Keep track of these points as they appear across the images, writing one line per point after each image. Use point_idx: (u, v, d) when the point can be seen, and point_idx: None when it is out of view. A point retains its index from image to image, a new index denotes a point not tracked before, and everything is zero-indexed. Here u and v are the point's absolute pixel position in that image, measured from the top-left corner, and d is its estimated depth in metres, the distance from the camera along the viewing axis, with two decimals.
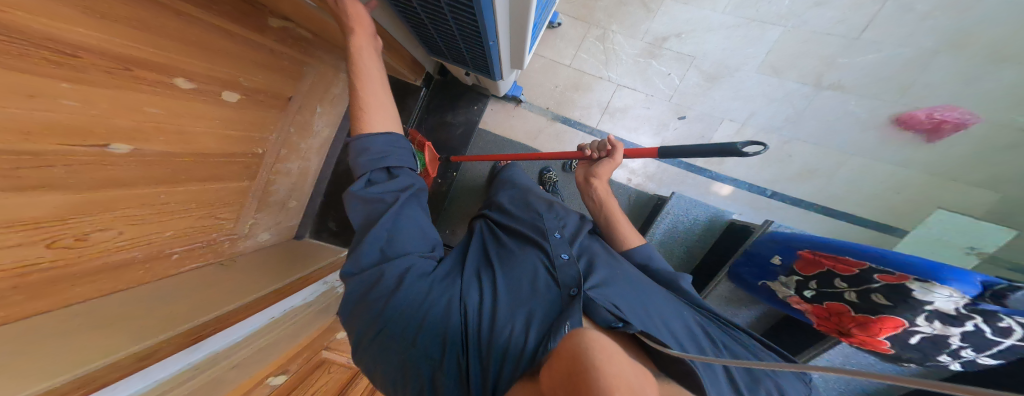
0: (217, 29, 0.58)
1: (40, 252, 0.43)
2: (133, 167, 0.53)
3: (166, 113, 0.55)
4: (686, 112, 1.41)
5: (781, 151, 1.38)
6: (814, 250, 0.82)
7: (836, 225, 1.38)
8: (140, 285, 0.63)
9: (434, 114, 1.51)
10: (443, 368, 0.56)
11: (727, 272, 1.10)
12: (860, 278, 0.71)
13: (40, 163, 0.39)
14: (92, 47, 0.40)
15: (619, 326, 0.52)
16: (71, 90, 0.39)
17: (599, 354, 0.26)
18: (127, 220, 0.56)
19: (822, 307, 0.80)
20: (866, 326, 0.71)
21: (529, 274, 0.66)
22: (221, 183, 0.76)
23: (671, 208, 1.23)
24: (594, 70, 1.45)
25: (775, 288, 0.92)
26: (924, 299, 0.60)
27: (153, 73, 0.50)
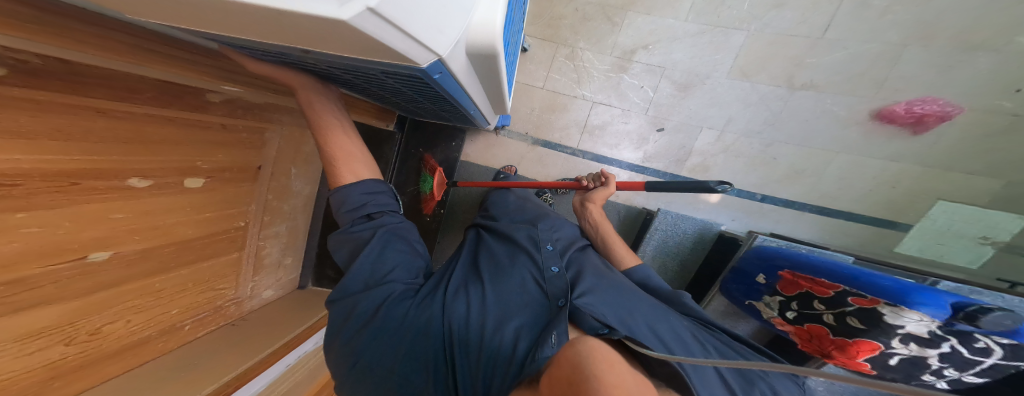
0: (160, 117, 0.53)
1: (60, 351, 0.46)
2: (115, 269, 0.52)
3: (135, 215, 0.54)
4: (664, 124, 1.36)
5: (764, 155, 1.33)
6: (794, 270, 0.89)
7: (833, 222, 1.34)
8: (162, 355, 0.65)
9: (411, 155, 1.46)
10: (428, 386, 0.58)
11: (719, 288, 1.14)
12: (835, 300, 0.78)
13: (25, 287, 0.39)
14: (28, 172, 0.36)
15: (606, 332, 0.52)
16: (25, 218, 0.38)
17: (598, 362, 0.30)
18: (127, 312, 0.57)
19: (804, 329, 0.87)
20: (845, 348, 0.77)
21: (517, 285, 0.67)
22: (214, 259, 0.75)
23: (659, 224, 1.29)
24: (568, 89, 1.39)
25: (760, 308, 0.98)
26: (896, 323, 0.66)
27: (102, 180, 0.47)
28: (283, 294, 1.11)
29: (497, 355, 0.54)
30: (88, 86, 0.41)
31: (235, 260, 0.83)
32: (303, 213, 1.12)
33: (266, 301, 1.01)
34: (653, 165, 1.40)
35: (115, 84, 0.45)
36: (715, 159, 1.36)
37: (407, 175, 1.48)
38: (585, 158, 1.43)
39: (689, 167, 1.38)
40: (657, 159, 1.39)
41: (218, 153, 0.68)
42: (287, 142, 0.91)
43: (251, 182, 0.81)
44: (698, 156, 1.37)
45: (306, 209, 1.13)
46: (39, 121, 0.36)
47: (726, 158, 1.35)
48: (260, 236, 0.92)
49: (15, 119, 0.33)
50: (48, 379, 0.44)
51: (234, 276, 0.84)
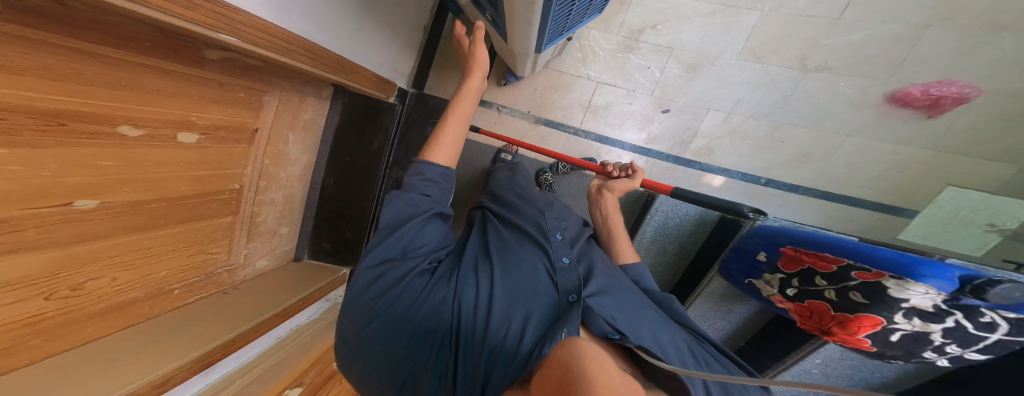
0: (155, 68, 0.52)
1: (39, 305, 0.44)
2: (105, 220, 0.51)
3: (124, 164, 0.52)
4: (669, 105, 1.38)
5: (771, 137, 1.36)
6: (796, 246, 0.87)
7: (836, 208, 1.39)
8: (148, 320, 0.63)
9: (413, 129, 1.41)
10: (427, 366, 0.55)
11: (718, 269, 1.16)
12: (838, 275, 0.77)
13: (11, 228, 0.37)
14: (17, 107, 0.35)
15: (616, 338, 0.50)
16: (11, 154, 0.35)
17: (590, 363, 0.26)
18: (114, 269, 0.55)
19: (804, 306, 0.88)
20: (846, 324, 0.79)
21: (529, 273, 0.63)
22: (205, 221, 0.74)
23: (659, 205, 1.27)
24: (572, 68, 1.40)
25: (760, 286, 1.00)
26: (901, 296, 0.66)
27: (92, 125, 0.45)
28: (282, 265, 1.10)
29: (501, 349, 0.50)
30: (82, 29, 0.40)
31: (230, 223, 0.82)
32: (300, 182, 1.09)
33: (260, 272, 0.98)
34: (656, 147, 1.41)
35: (110, 31, 0.44)
36: (721, 142, 1.39)
37: (407, 149, 1.42)
38: (587, 138, 1.43)
39: (693, 150, 1.40)
40: (661, 141, 1.41)
41: (215, 109, 0.67)
42: (286, 107, 0.89)
43: (247, 144, 0.80)
44: (704, 138, 1.39)
45: (304, 178, 1.11)
46: (31, 58, 0.35)
47: (731, 141, 1.38)
48: (257, 201, 0.90)
49: (9, 44, 0.32)
50: (27, 334, 0.42)
51: (227, 240, 0.82)
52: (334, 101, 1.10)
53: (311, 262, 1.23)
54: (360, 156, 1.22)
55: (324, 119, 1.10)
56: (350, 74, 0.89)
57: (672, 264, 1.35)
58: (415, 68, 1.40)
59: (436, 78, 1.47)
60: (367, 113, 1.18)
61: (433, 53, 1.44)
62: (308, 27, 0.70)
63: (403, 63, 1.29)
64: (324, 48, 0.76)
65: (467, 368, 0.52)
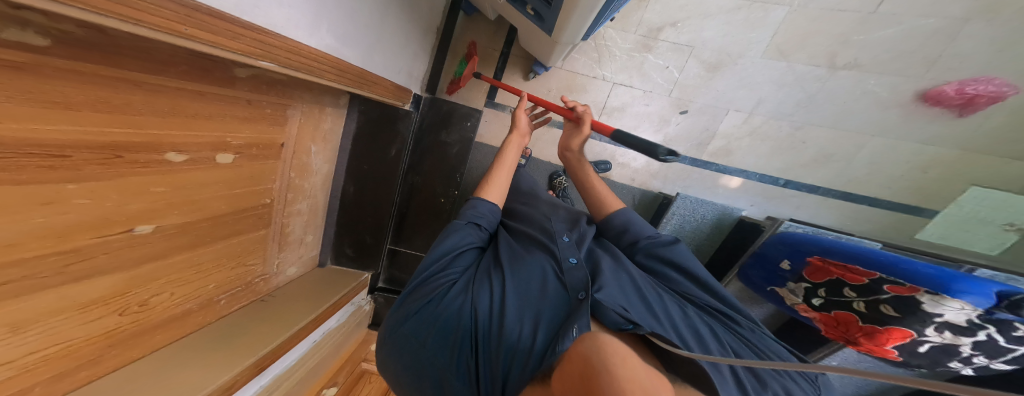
0: (193, 91, 0.55)
1: (115, 320, 0.52)
2: (160, 242, 0.56)
3: (174, 189, 0.56)
4: (687, 106, 1.35)
5: (793, 138, 1.34)
6: (824, 257, 0.94)
7: (855, 208, 1.39)
8: (202, 328, 0.71)
9: (427, 135, 1.35)
10: (451, 366, 0.59)
11: (736, 272, 1.27)
12: (869, 288, 0.84)
13: (84, 256, 0.44)
14: (76, 143, 0.39)
15: (630, 327, 0.53)
16: (78, 189, 0.41)
17: (612, 357, 0.29)
18: (171, 285, 0.61)
19: (831, 316, 0.96)
20: (873, 335, 0.87)
21: (537, 276, 0.66)
22: (244, 235, 0.79)
23: (678, 208, 1.29)
24: (587, 69, 1.36)
25: (784, 294, 1.09)
26: (935, 311, 0.73)
27: (144, 154, 0.49)
28: (308, 271, 1.16)
29: (518, 347, 0.53)
30: (128, 60, 0.42)
31: (263, 236, 0.87)
32: (322, 190, 1.12)
33: (291, 278, 1.05)
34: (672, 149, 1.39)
35: (156, 57, 0.46)
36: (740, 143, 1.37)
37: (420, 155, 1.35)
38: (602, 140, 1.41)
39: (710, 151, 1.39)
40: (677, 143, 1.39)
41: (246, 128, 0.70)
42: (308, 118, 0.91)
43: (275, 159, 0.83)
44: (722, 139, 1.37)
45: (325, 186, 1.14)
46: (81, 91, 0.37)
47: (750, 142, 1.36)
48: (286, 213, 0.95)
49: (53, 91, 0.34)
50: (106, 347, 0.51)
51: (262, 251, 0.88)
52: (350, 109, 1.11)
53: (334, 267, 1.30)
54: (378, 164, 1.22)
55: (342, 127, 1.12)
56: (371, 85, 0.85)
57: None
58: (428, 72, 1.38)
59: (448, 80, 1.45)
60: (383, 122, 1.18)
61: (445, 57, 1.42)
62: (334, 45, 0.66)
63: (419, 66, 1.28)
64: (353, 64, 0.74)
65: (489, 368, 0.56)
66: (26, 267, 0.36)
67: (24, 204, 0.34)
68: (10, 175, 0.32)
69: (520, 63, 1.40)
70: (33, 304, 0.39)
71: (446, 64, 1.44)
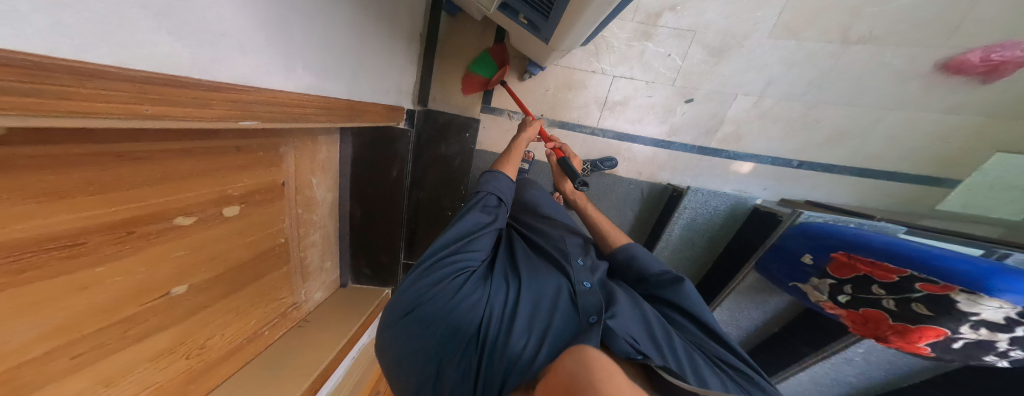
0: (178, 150, 0.50)
1: (185, 363, 0.61)
2: (195, 297, 0.60)
3: (192, 250, 0.58)
4: (693, 94, 1.31)
5: (807, 117, 1.33)
6: (849, 252, 0.85)
7: (870, 184, 1.40)
8: (256, 356, 0.80)
9: (427, 150, 1.32)
10: (455, 357, 0.58)
11: (754, 264, 1.13)
12: (900, 286, 0.77)
13: (130, 324, 0.49)
14: (88, 232, 0.40)
15: (639, 358, 0.52)
16: (108, 269, 0.44)
17: (601, 375, 0.33)
18: (219, 327, 0.68)
19: (859, 314, 0.87)
20: (905, 333, 0.80)
21: (550, 294, 0.65)
22: (269, 272, 0.82)
23: (688, 204, 1.27)
24: (585, 63, 1.29)
25: (807, 291, 0.97)
26: (971, 310, 0.68)
27: (149, 225, 0.48)
28: (331, 293, 1.19)
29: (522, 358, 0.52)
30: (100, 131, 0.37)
31: (286, 272, 0.89)
32: (331, 220, 1.10)
33: (319, 302, 1.10)
34: (679, 139, 1.38)
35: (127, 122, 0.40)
36: (750, 126, 1.36)
37: (422, 171, 1.33)
38: (605, 136, 1.39)
39: (720, 138, 1.37)
40: (684, 132, 1.37)
41: (244, 176, 0.67)
42: (303, 151, 0.86)
43: (281, 199, 0.81)
44: (730, 125, 1.36)
45: (333, 216, 1.12)
46: (76, 178, 0.37)
47: (761, 126, 1.35)
48: (302, 247, 0.96)
49: (39, 184, 0.33)
50: (187, 383, 0.61)
51: (289, 285, 0.92)
52: (344, 133, 1.04)
53: (355, 287, 1.31)
54: (381, 185, 1.18)
55: (338, 151, 1.06)
56: (361, 115, 0.81)
57: (699, 257, 1.38)
58: (416, 83, 1.28)
59: (440, 87, 1.34)
60: (381, 142, 1.13)
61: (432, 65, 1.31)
62: (315, 80, 0.60)
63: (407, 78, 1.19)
64: (337, 97, 0.69)
65: (491, 368, 0.55)
66: (88, 341, 0.43)
67: (63, 291, 0.38)
68: (32, 273, 0.34)
69: (513, 62, 1.32)
70: (108, 365, 0.47)
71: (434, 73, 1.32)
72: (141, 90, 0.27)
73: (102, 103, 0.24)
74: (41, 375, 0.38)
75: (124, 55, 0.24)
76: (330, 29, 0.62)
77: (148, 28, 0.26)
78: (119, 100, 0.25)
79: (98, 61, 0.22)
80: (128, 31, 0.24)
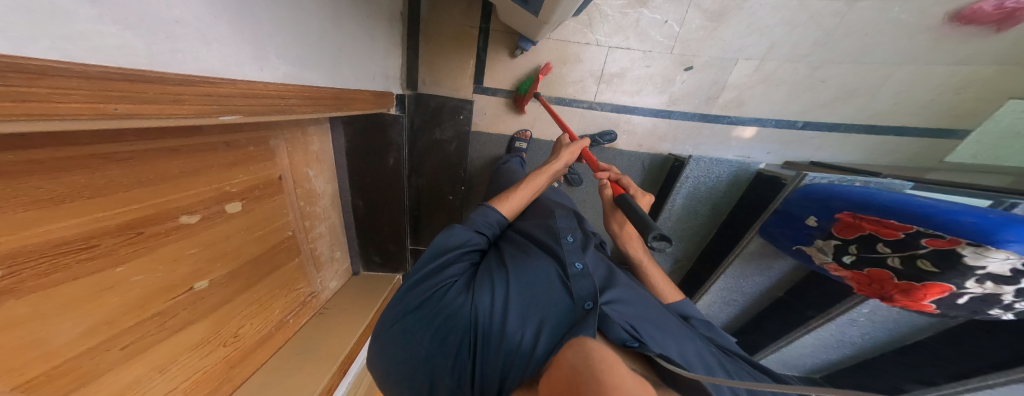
0: (165, 149, 0.49)
1: (223, 350, 0.66)
2: (218, 291, 0.64)
3: (205, 247, 0.59)
4: (692, 62, 1.25)
5: (813, 78, 1.26)
6: (854, 212, 0.82)
7: (880, 140, 1.36)
8: (286, 343, 0.85)
9: (422, 135, 1.30)
10: (449, 368, 0.53)
11: (758, 229, 1.10)
12: (906, 243, 0.73)
13: (165, 318, 0.53)
14: (95, 233, 0.41)
15: (636, 346, 0.48)
16: (128, 268, 0.46)
17: (601, 366, 0.33)
18: (248, 317, 0.73)
19: (864, 274, 0.85)
20: (910, 292, 0.77)
21: (542, 281, 0.60)
22: (283, 266, 0.84)
23: (690, 173, 1.23)
24: (578, 35, 1.23)
25: (812, 253, 0.96)
26: (976, 264, 0.64)
27: (158, 224, 0.49)
28: (346, 282, 1.23)
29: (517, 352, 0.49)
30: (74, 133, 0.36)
31: (298, 264, 0.91)
32: (333, 211, 1.11)
33: (336, 290, 1.14)
34: (679, 108, 1.33)
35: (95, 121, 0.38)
36: (753, 92, 1.30)
37: (421, 156, 1.32)
38: (603, 110, 1.34)
39: (721, 105, 1.33)
40: (684, 101, 1.32)
41: (239, 173, 0.66)
42: (292, 144, 0.84)
43: (280, 193, 0.81)
44: (732, 91, 1.30)
45: (336, 206, 1.12)
46: (65, 182, 0.36)
47: (764, 89, 1.29)
48: (310, 239, 0.97)
49: (33, 189, 0.33)
50: (228, 368, 0.68)
51: (304, 276, 0.95)
52: (333, 121, 1.01)
53: (367, 274, 1.35)
54: (380, 176, 1.16)
55: (331, 143, 1.04)
56: (349, 103, 0.79)
57: (704, 225, 1.37)
58: (403, 68, 1.25)
59: (428, 70, 1.29)
60: (373, 130, 1.09)
61: (417, 47, 1.25)
62: (291, 70, 0.57)
63: (392, 63, 1.15)
64: (319, 86, 0.68)
65: (487, 373, 0.50)
66: (132, 335, 0.48)
67: (91, 292, 0.42)
68: (60, 275, 0.37)
69: (502, 38, 1.26)
70: (157, 353, 0.53)
71: (421, 53, 1.27)
72: (98, 85, 0.25)
73: (61, 104, 0.22)
74: (95, 365, 0.44)
75: (68, 48, 0.22)
76: (301, 17, 0.59)
77: (90, 18, 0.23)
78: (80, 100, 0.24)
79: (38, 55, 0.20)
80: (65, 20, 0.21)
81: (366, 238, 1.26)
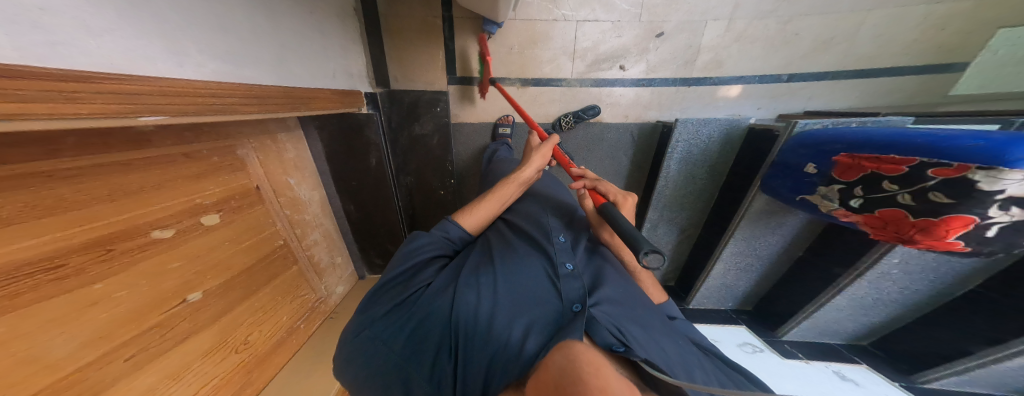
0: (114, 163, 0.45)
1: (236, 356, 0.68)
2: (216, 301, 0.63)
3: (190, 260, 0.58)
4: (662, 27, 1.21)
5: (785, 32, 1.21)
6: (853, 152, 0.69)
7: (875, 85, 1.27)
8: (301, 347, 0.88)
9: (401, 132, 1.20)
10: (428, 368, 0.52)
11: (760, 184, 0.97)
12: (911, 177, 0.59)
13: (167, 327, 0.54)
14: (56, 254, 0.39)
15: (621, 350, 0.47)
16: (110, 285, 0.45)
17: (585, 367, 0.35)
18: (256, 324, 0.74)
19: (875, 217, 0.68)
20: (929, 231, 0.60)
21: (531, 282, 0.61)
22: (281, 274, 0.84)
23: (678, 137, 1.13)
24: (544, 13, 1.18)
25: (815, 201, 0.81)
26: (991, 189, 0.50)
27: (128, 240, 0.47)
28: (351, 286, 1.24)
29: (503, 352, 0.49)
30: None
31: (298, 271, 0.91)
32: (327, 218, 1.09)
33: (343, 295, 1.16)
34: (659, 75, 1.27)
35: (25, 136, 0.35)
36: (729, 52, 1.25)
37: (403, 156, 1.23)
38: (583, 85, 1.28)
39: (700, 67, 1.27)
40: (663, 68, 1.26)
41: (209, 184, 0.62)
42: (265, 154, 0.80)
43: (261, 203, 0.78)
44: (708, 52, 1.25)
45: (328, 213, 1.10)
46: (13, 201, 0.34)
47: (740, 48, 1.24)
48: (305, 247, 0.96)
49: None
50: (247, 372, 0.71)
51: (306, 282, 0.95)
52: (306, 127, 0.96)
53: (373, 276, 1.36)
54: (365, 176, 1.11)
55: (309, 149, 0.99)
56: (307, 102, 0.75)
57: (704, 192, 1.25)
58: (370, 66, 1.16)
59: (398, 66, 1.19)
60: (351, 132, 1.03)
61: (379, 41, 1.16)
62: (227, 68, 0.52)
63: (354, 61, 1.06)
64: (264, 85, 0.61)
65: (469, 376, 0.50)
66: (135, 345, 0.48)
67: (74, 309, 0.41)
68: (34, 294, 0.37)
69: (470, 25, 1.19)
70: (166, 363, 0.53)
71: (387, 48, 1.17)
72: None
73: None
74: (103, 376, 0.44)
75: None
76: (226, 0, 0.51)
77: None
78: None
79: None
80: None
81: (366, 241, 1.25)
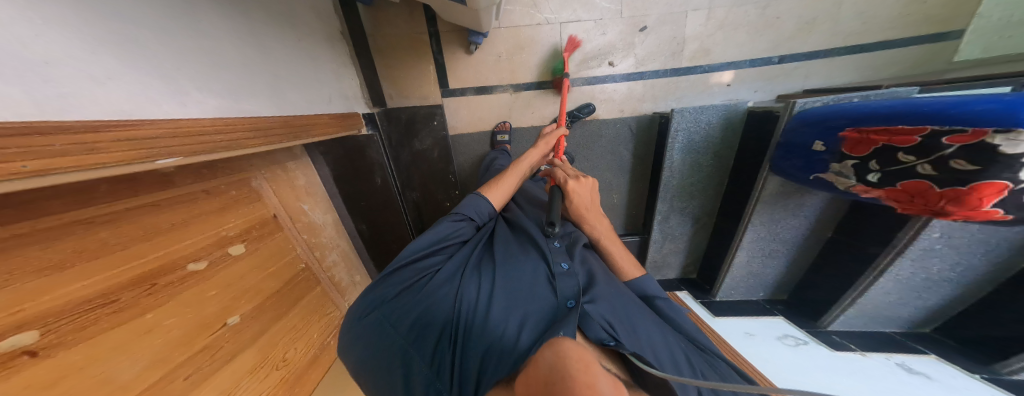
0: (144, 205, 0.49)
1: (278, 372, 0.72)
2: (252, 323, 0.68)
3: (224, 286, 0.62)
4: (644, 21, 1.18)
5: (765, 16, 1.16)
6: (859, 126, 0.65)
7: (874, 58, 1.17)
8: (335, 362, 0.92)
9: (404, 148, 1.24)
10: (426, 357, 0.52)
11: (771, 166, 0.92)
12: (926, 147, 0.55)
13: (212, 348, 0.57)
14: (107, 289, 0.43)
15: (611, 344, 0.49)
16: (158, 314, 0.49)
17: (575, 364, 0.34)
18: (291, 342, 0.79)
19: (898, 190, 0.62)
20: (960, 203, 0.53)
21: (528, 277, 0.62)
22: (306, 295, 0.88)
23: (677, 126, 1.08)
24: (527, 18, 1.18)
25: (831, 180, 0.75)
26: (1016, 153, 0.45)
27: (166, 275, 0.51)
28: None
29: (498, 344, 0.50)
30: (41, 202, 0.36)
31: (322, 291, 0.95)
32: (342, 238, 1.12)
33: None
34: (649, 67, 1.23)
35: (65, 188, 0.39)
36: (715, 39, 1.19)
37: (406, 171, 1.27)
38: (576, 85, 1.26)
39: (689, 57, 1.22)
40: (652, 60, 1.22)
41: (231, 216, 0.67)
42: (277, 183, 0.84)
43: (279, 230, 0.82)
44: (694, 42, 1.20)
45: (343, 233, 1.13)
46: (60, 249, 0.38)
47: (725, 35, 1.19)
48: (325, 268, 1.00)
49: (28, 261, 0.35)
50: (289, 387, 0.74)
51: (331, 301, 0.99)
52: (312, 153, 0.99)
53: None
54: (373, 197, 1.15)
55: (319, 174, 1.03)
56: (308, 129, 0.79)
57: (711, 180, 1.20)
58: (364, 85, 1.19)
59: (392, 84, 1.23)
60: (354, 155, 1.07)
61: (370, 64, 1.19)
62: (225, 102, 0.55)
63: (347, 83, 1.09)
64: (265, 117, 0.65)
65: (465, 367, 0.51)
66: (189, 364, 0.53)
67: (133, 336, 0.45)
68: (96, 327, 0.41)
69: (454, 38, 1.21)
70: (218, 381, 0.57)
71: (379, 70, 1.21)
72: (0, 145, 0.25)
73: None
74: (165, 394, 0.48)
75: None
76: (213, 44, 0.54)
77: None
78: None
79: None
80: None
81: (382, 259, 1.29)
